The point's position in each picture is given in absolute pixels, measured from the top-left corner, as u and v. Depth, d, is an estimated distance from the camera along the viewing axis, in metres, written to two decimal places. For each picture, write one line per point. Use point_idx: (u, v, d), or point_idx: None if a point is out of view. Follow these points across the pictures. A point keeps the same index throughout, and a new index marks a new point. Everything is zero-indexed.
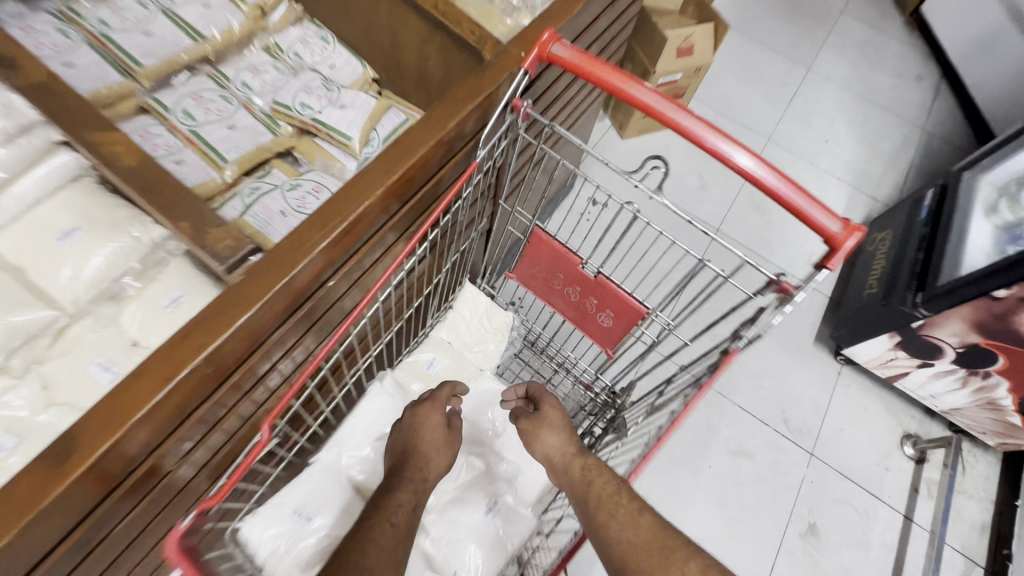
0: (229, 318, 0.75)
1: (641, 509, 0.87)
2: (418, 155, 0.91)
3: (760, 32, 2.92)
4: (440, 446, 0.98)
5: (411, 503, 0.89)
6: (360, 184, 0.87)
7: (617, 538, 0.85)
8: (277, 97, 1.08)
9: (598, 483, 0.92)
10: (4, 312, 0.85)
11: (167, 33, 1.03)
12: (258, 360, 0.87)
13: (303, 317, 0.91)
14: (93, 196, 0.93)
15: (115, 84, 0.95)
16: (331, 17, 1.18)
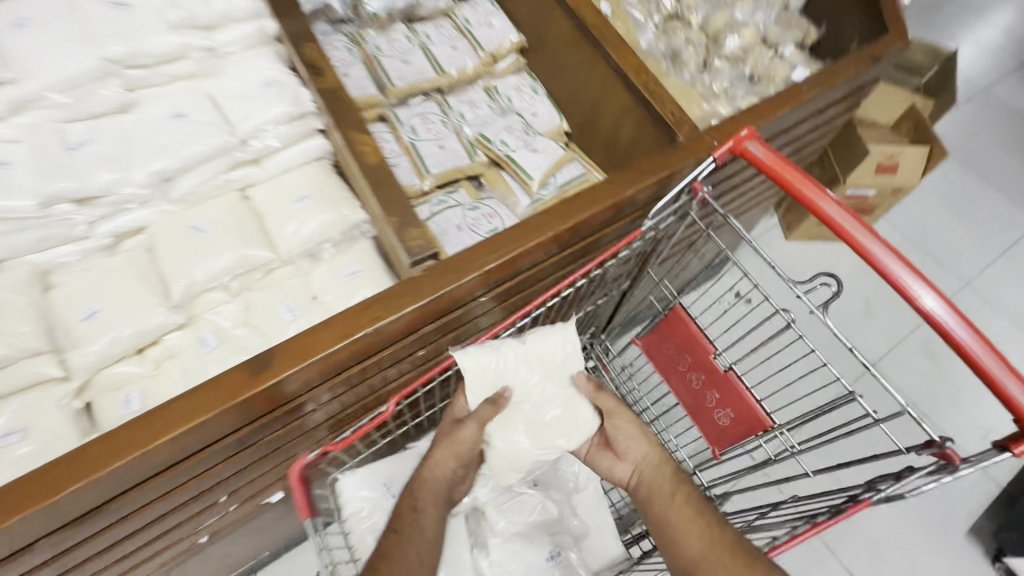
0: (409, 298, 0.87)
1: (725, 523, 0.89)
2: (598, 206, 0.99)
3: (990, 166, 2.53)
4: (446, 443, 0.96)
5: (422, 503, 0.91)
6: (548, 216, 0.98)
7: (708, 542, 0.86)
8: (483, 130, 1.24)
9: (682, 488, 0.94)
10: (242, 246, 1.10)
11: (420, 64, 1.24)
12: (392, 351, 0.95)
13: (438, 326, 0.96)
14: (325, 175, 1.19)
15: (366, 97, 1.18)
16: (547, 73, 1.31)
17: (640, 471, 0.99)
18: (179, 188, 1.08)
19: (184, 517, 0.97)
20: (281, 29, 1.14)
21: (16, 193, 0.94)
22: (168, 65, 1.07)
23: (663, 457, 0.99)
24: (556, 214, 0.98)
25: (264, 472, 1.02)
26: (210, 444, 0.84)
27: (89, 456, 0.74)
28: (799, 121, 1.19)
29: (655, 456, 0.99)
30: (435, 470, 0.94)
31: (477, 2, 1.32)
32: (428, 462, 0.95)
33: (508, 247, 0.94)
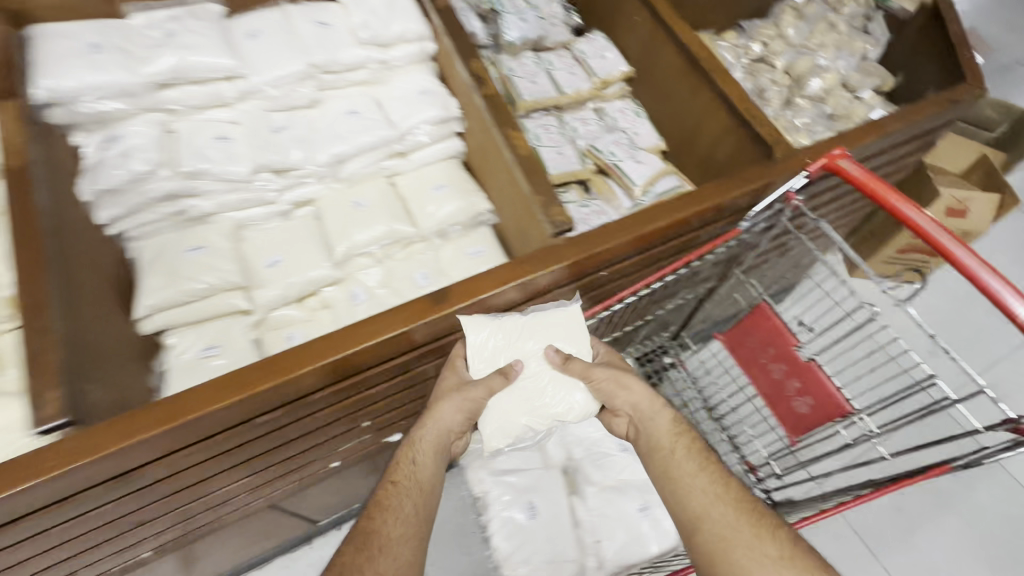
0: (549, 261, 1.00)
1: (729, 477, 0.90)
2: (707, 204, 1.12)
3: None
4: (454, 395, 0.97)
5: (422, 456, 0.93)
6: (663, 209, 1.11)
7: (711, 498, 0.86)
8: (594, 143, 1.44)
9: (687, 440, 0.95)
10: (392, 220, 1.31)
11: (545, 84, 1.46)
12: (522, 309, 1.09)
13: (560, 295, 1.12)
14: (458, 170, 1.41)
15: None
16: (650, 100, 1.51)
17: (639, 421, 0.99)
18: (347, 171, 1.32)
19: (324, 438, 1.10)
20: (438, 50, 1.39)
21: (236, 161, 1.19)
22: (350, 72, 1.33)
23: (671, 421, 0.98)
24: (670, 207, 1.11)
25: (394, 409, 1.18)
26: (310, 394, 0.94)
27: (203, 394, 0.84)
28: (882, 149, 1.32)
29: (656, 408, 0.99)
30: (437, 422, 0.95)
31: (592, 39, 1.55)
32: (434, 413, 0.96)
33: (632, 228, 1.07)
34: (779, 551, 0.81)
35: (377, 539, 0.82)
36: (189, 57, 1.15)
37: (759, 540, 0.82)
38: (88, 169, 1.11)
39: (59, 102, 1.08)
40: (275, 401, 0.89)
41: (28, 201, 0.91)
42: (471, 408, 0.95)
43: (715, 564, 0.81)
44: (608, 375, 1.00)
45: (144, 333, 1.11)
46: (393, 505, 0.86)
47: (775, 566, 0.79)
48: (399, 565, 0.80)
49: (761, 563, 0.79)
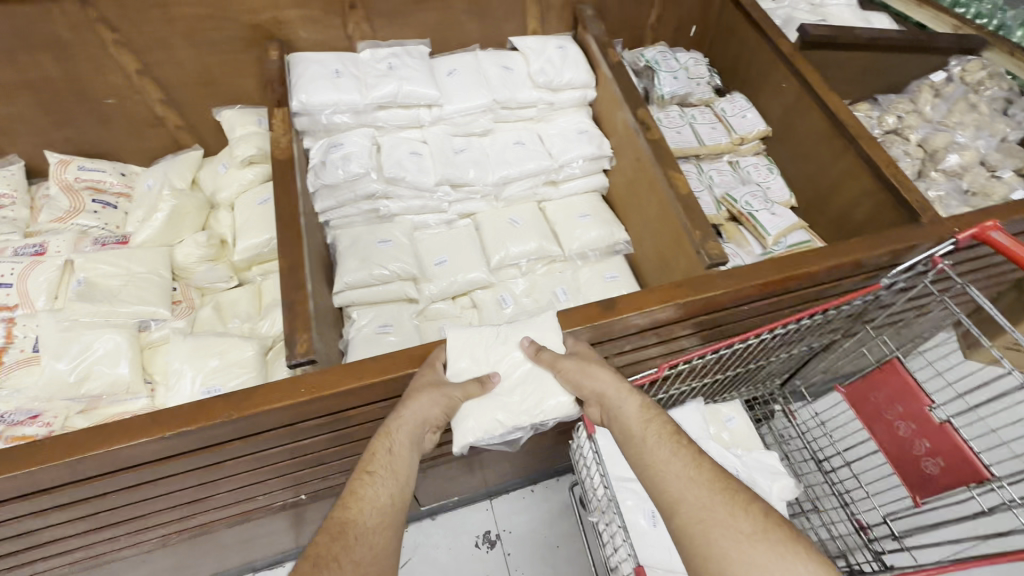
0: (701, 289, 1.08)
1: (701, 457, 0.85)
2: (852, 257, 1.16)
3: None
4: (431, 388, 0.96)
5: (398, 445, 0.90)
6: (810, 257, 1.15)
7: (683, 480, 0.81)
8: (730, 191, 1.56)
9: (658, 425, 0.90)
10: (542, 239, 1.48)
11: (687, 136, 1.61)
12: (668, 330, 1.15)
13: (703, 325, 1.19)
14: (600, 203, 1.57)
15: None
16: (787, 159, 1.61)
17: (608, 408, 0.96)
18: (508, 193, 1.52)
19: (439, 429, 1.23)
20: (597, 97, 1.57)
21: (425, 173, 1.41)
22: (522, 110, 1.55)
23: (643, 417, 0.92)
24: (816, 256, 1.16)
25: None
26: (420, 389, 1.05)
27: (330, 375, 0.95)
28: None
29: (623, 394, 0.95)
30: (414, 413, 0.94)
31: (733, 99, 1.69)
32: (408, 405, 0.94)
33: (789, 269, 1.12)
34: (753, 528, 0.75)
35: (353, 528, 0.80)
36: (405, 87, 1.40)
37: (732, 517, 0.76)
38: (315, 167, 1.36)
39: (305, 113, 1.35)
40: (391, 389, 1.00)
41: (290, 187, 1.15)
42: (441, 398, 0.96)
43: (690, 547, 0.76)
44: (574, 368, 0.99)
45: (335, 306, 1.32)
46: (368, 494, 0.84)
47: (748, 543, 0.73)
48: (374, 554, 0.78)
49: (736, 543, 0.74)
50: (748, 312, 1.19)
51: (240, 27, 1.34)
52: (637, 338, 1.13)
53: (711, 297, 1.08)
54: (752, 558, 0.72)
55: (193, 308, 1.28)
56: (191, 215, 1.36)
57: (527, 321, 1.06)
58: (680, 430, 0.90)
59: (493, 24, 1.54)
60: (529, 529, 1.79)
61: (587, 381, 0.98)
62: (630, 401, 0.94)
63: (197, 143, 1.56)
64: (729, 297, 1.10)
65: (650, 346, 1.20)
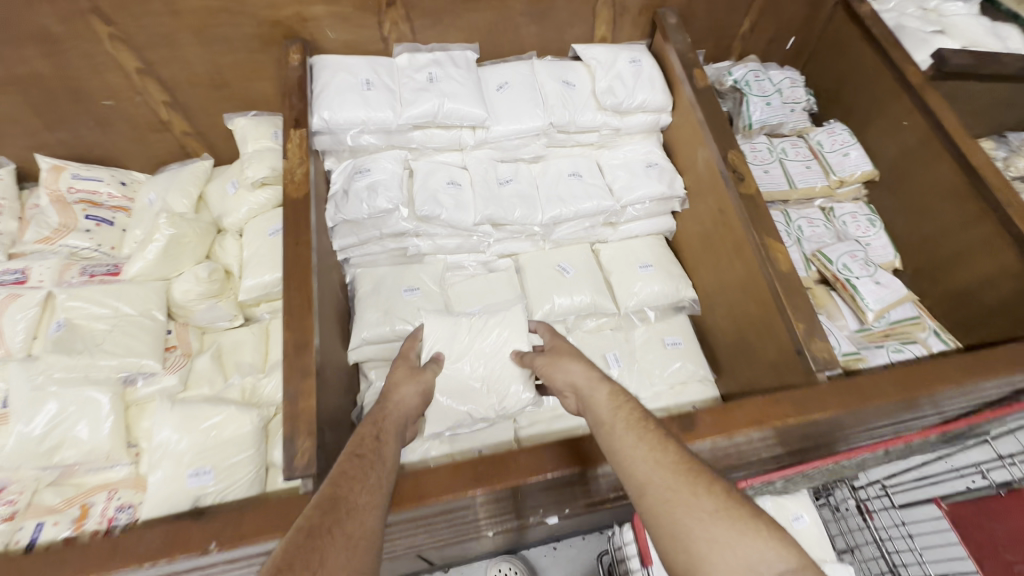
0: (808, 408, 0.85)
1: (670, 438, 0.71)
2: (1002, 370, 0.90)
3: None
4: (409, 378, 0.94)
5: (385, 430, 0.78)
6: (946, 368, 0.90)
7: (644, 463, 0.67)
8: (823, 248, 1.29)
9: (623, 410, 0.76)
10: (595, 292, 1.26)
11: (777, 175, 1.34)
12: (753, 446, 0.92)
13: (795, 440, 0.95)
14: (664, 250, 1.33)
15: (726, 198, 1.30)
16: (895, 212, 1.34)
17: (582, 399, 0.84)
18: (558, 234, 1.29)
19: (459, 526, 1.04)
20: (671, 123, 1.32)
21: (465, 209, 1.19)
22: (582, 134, 1.31)
23: (609, 393, 0.81)
24: (955, 366, 0.91)
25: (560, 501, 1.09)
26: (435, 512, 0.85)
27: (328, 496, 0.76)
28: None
29: (594, 383, 0.84)
30: (399, 406, 0.86)
31: (834, 130, 1.41)
32: (386, 399, 0.87)
33: (920, 387, 0.87)
34: (716, 506, 0.62)
35: (347, 505, 0.59)
36: (447, 104, 1.16)
37: (695, 495, 0.63)
38: (336, 196, 1.15)
39: (327, 131, 1.13)
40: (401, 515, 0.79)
41: (302, 235, 0.94)
42: (423, 385, 0.95)
43: (658, 530, 0.63)
44: (544, 363, 0.93)
45: (350, 362, 1.14)
46: (357, 471, 0.65)
47: (710, 522, 0.60)
48: (362, 532, 0.56)
49: (698, 523, 0.60)
50: (856, 426, 0.96)
51: (259, 24, 1.12)
52: (713, 456, 0.90)
53: (820, 420, 0.85)
54: (712, 539, 0.59)
55: (189, 357, 1.11)
56: (193, 245, 1.17)
57: (500, 316, 1.08)
58: (652, 415, 0.75)
59: (556, 30, 1.29)
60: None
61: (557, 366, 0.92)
62: (601, 390, 0.82)
63: (208, 151, 1.37)
64: (840, 418, 0.87)
65: (727, 460, 0.97)
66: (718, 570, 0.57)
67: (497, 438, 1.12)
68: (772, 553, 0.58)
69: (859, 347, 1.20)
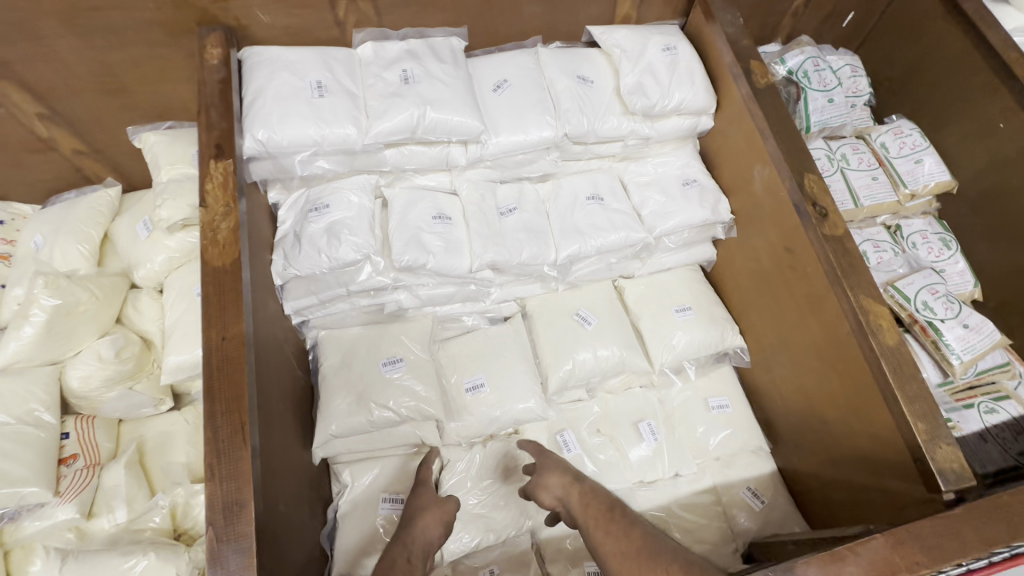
0: (949, 553, 0.62)
1: (633, 524, 0.73)
2: None
3: None
4: (431, 504, 0.77)
5: (416, 557, 0.70)
6: None
7: (610, 559, 0.70)
8: (897, 281, 1.05)
9: (591, 507, 0.77)
10: (624, 347, 1.01)
11: (838, 191, 1.10)
12: None
13: None
14: (704, 287, 1.09)
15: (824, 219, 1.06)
16: (979, 232, 1.10)
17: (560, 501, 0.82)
18: (574, 273, 1.03)
19: None
20: (714, 128, 1.04)
21: (458, 252, 0.91)
22: (602, 145, 1.03)
23: (570, 479, 0.82)
24: None
25: None
26: None
27: None
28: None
29: (562, 483, 0.83)
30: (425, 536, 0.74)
31: (902, 130, 1.15)
32: (407, 529, 0.74)
33: None
34: None
35: None
36: (430, 114, 0.87)
37: None
38: (286, 244, 0.86)
39: (266, 156, 0.83)
40: None
41: (231, 327, 0.65)
42: (448, 520, 0.76)
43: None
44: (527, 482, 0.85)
45: (315, 461, 0.87)
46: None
47: None
48: None
49: None
50: None
51: (159, 4, 0.79)
52: None
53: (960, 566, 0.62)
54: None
55: (97, 468, 0.83)
56: (93, 309, 0.87)
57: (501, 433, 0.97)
58: (618, 506, 0.77)
59: (567, 8, 0.99)
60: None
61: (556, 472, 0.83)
62: (566, 487, 0.82)
63: (115, 174, 1.05)
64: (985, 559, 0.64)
65: None
66: None
67: (509, 551, 0.88)
68: None
69: (946, 407, 0.98)
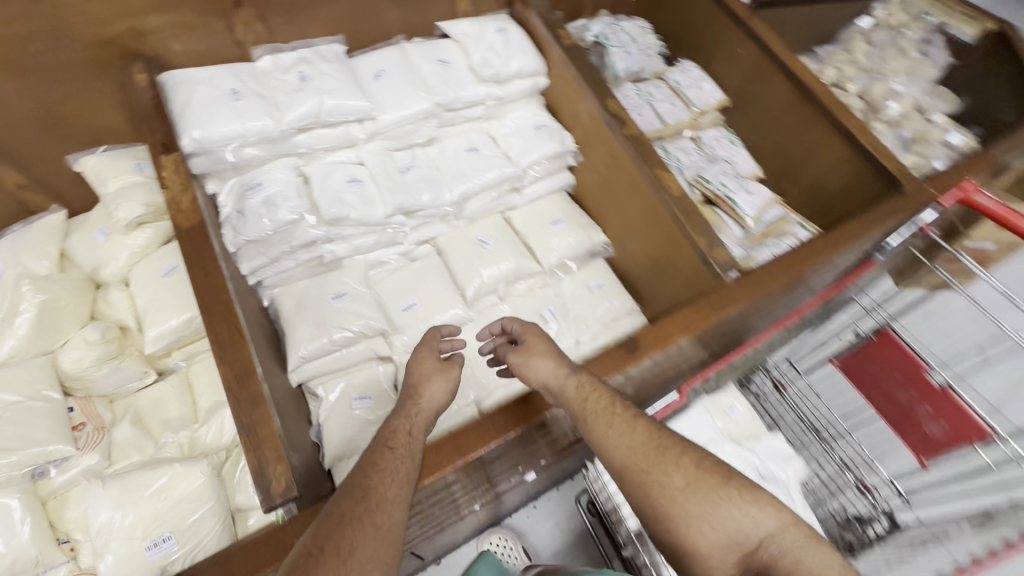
0: (724, 304, 0.98)
1: (637, 416, 0.81)
2: (854, 232, 1.12)
3: None
4: (437, 373, 0.89)
5: (416, 426, 0.82)
6: (818, 244, 1.09)
7: (618, 451, 0.77)
8: (701, 173, 1.45)
9: (592, 401, 0.81)
10: (519, 258, 1.31)
11: (648, 116, 1.48)
12: (686, 354, 1.04)
13: (721, 337, 1.10)
14: (571, 204, 1.41)
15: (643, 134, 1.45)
16: (750, 129, 1.53)
17: (546, 385, 0.88)
18: (470, 209, 1.32)
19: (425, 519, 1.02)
20: (550, 85, 1.38)
21: (373, 204, 1.17)
22: (468, 109, 1.33)
23: (563, 371, 0.87)
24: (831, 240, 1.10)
25: (534, 452, 1.12)
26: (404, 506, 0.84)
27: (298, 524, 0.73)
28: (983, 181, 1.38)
29: (556, 370, 0.87)
30: (428, 403, 0.86)
31: (686, 69, 1.57)
32: (415, 400, 0.85)
33: (801, 269, 1.05)
34: (684, 480, 0.74)
35: (374, 494, 0.70)
36: (327, 101, 1.12)
37: (665, 474, 0.74)
38: (231, 219, 1.08)
39: (202, 151, 1.04)
40: None
41: (209, 265, 0.87)
42: (451, 384, 0.89)
43: (648, 509, 0.74)
44: (517, 361, 0.91)
45: (293, 384, 1.09)
46: (388, 469, 0.73)
47: (682, 498, 0.72)
48: (375, 552, 0.65)
49: (671, 499, 0.73)
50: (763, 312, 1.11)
51: (86, 45, 0.99)
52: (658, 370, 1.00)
53: (733, 312, 0.98)
54: (686, 513, 0.72)
55: (105, 430, 0.99)
56: (71, 305, 1.04)
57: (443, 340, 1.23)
58: (620, 399, 0.83)
59: (418, 11, 1.29)
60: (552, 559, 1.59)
61: (540, 357, 0.89)
62: (553, 369, 0.87)
63: (56, 202, 1.19)
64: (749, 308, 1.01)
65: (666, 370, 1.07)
66: (700, 539, 0.70)
67: (461, 417, 1.14)
68: (743, 515, 0.71)
69: (747, 249, 1.37)
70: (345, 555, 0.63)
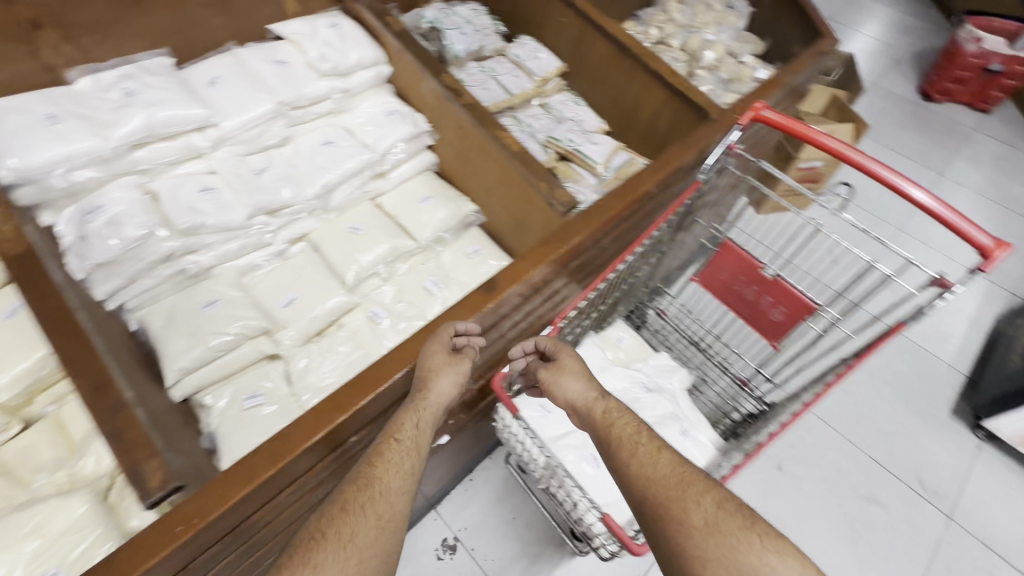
0: (569, 235, 1.09)
1: (661, 446, 0.77)
2: (674, 156, 1.27)
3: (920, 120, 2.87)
4: (448, 367, 0.89)
5: (425, 422, 0.84)
6: (649, 173, 1.23)
7: (635, 483, 0.73)
8: (552, 134, 1.57)
9: (619, 425, 0.83)
10: (393, 238, 1.35)
11: (494, 89, 1.58)
12: (549, 288, 1.14)
13: (580, 268, 1.21)
14: (438, 181, 1.48)
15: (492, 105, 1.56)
16: (589, 89, 1.69)
17: (569, 400, 0.94)
18: (335, 200, 1.35)
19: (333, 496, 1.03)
20: (393, 72, 1.45)
21: (230, 208, 1.17)
22: (315, 105, 1.36)
23: (592, 394, 0.91)
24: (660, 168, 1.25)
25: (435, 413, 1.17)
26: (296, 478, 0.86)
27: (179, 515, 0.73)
28: (780, 102, 1.62)
29: (585, 389, 0.93)
30: (438, 396, 0.87)
31: (523, 43, 1.69)
32: (426, 390, 0.87)
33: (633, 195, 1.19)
34: (704, 518, 0.67)
35: (379, 485, 0.72)
36: (158, 112, 1.11)
37: (682, 510, 0.68)
38: (74, 246, 1.04)
39: (26, 181, 1.00)
40: (285, 480, 0.82)
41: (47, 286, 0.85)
42: (460, 378, 0.89)
43: (663, 549, 0.67)
44: (548, 377, 0.98)
45: (176, 400, 1.07)
46: (396, 462, 0.76)
47: (700, 536, 0.65)
48: (377, 543, 0.67)
49: (687, 537, 0.66)
50: (613, 239, 1.24)
51: None
52: (525, 305, 1.10)
53: (578, 240, 1.10)
54: (706, 553, 0.64)
55: None
56: None
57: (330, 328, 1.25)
58: (646, 428, 0.82)
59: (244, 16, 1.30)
60: (495, 522, 1.64)
61: (569, 373, 0.97)
62: (581, 387, 0.94)
63: None
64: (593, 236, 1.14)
65: (537, 307, 1.16)
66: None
67: None
68: (767, 553, 0.64)
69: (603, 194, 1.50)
70: (347, 539, 0.66)
